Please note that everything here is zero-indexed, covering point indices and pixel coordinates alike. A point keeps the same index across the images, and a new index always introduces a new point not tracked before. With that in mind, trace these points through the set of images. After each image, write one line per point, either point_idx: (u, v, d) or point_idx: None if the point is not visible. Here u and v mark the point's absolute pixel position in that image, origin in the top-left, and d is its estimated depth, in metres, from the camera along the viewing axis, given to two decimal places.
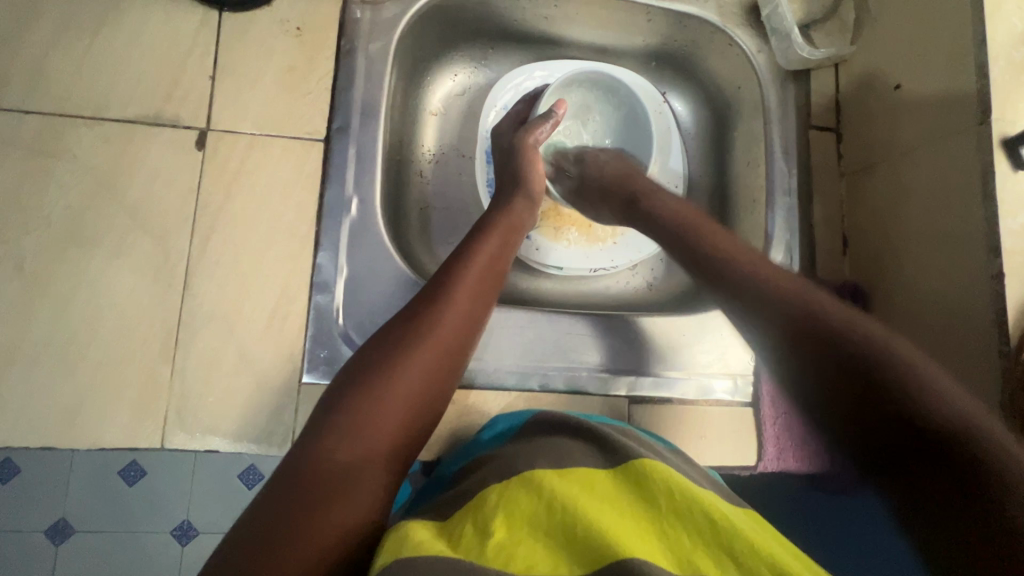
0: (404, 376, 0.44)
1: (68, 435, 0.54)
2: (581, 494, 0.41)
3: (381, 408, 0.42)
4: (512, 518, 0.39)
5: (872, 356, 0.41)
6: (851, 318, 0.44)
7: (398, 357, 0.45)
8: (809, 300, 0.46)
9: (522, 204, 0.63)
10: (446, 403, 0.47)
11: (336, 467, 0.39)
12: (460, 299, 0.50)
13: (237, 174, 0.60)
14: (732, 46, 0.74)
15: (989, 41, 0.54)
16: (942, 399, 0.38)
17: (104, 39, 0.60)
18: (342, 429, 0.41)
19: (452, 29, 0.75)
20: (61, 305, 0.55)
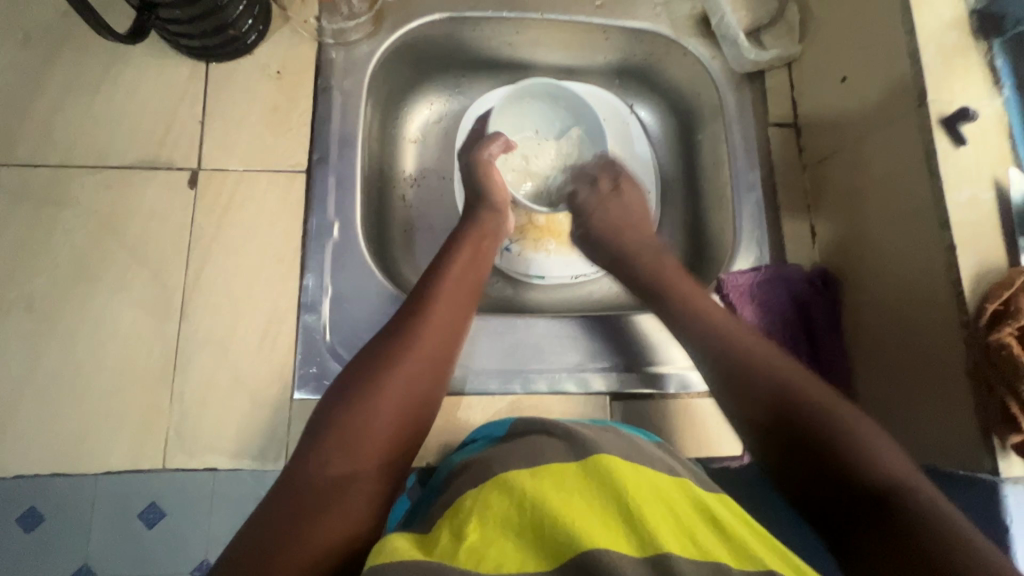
0: (389, 386, 0.48)
1: (75, 461, 0.57)
2: (551, 489, 0.42)
3: (368, 419, 0.45)
4: (486, 519, 0.41)
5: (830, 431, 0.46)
6: (810, 389, 0.50)
7: (381, 371, 0.48)
8: (780, 372, 0.51)
9: (481, 218, 0.66)
10: (431, 408, 0.50)
11: (326, 480, 0.42)
12: (437, 312, 0.54)
13: (227, 207, 0.65)
14: (687, 56, 0.78)
15: (918, 30, 0.57)
16: (882, 465, 0.44)
17: (104, 95, 0.66)
18: (332, 442, 0.44)
19: (424, 63, 0.80)
20: (68, 340, 0.59)
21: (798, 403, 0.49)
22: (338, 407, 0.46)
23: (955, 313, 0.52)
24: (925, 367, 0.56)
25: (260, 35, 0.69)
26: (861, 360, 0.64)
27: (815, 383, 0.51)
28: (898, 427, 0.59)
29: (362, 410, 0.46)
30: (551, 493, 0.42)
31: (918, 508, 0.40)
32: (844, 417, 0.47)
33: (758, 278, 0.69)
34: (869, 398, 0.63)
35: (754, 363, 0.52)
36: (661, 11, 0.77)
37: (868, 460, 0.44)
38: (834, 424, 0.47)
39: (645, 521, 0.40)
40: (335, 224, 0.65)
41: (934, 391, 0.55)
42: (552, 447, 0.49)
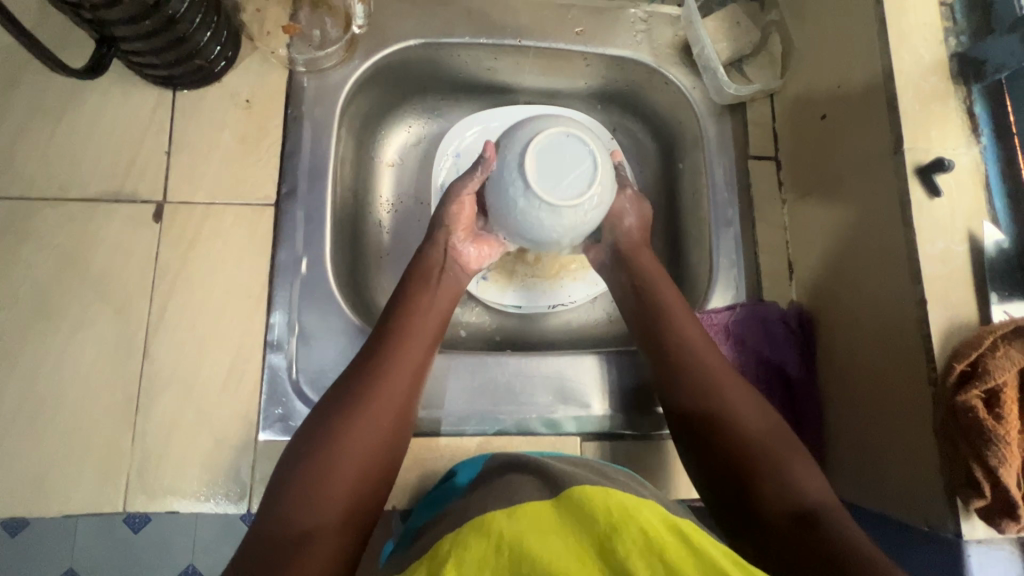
0: (349, 436, 0.50)
1: (34, 504, 0.56)
2: (529, 528, 0.41)
3: (330, 470, 0.48)
4: (462, 560, 0.39)
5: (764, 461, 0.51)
6: (758, 419, 0.54)
7: (340, 422, 0.51)
8: (737, 398, 0.55)
9: (441, 240, 0.64)
10: (399, 445, 0.54)
11: (294, 531, 0.45)
12: (394, 349, 0.56)
13: (193, 242, 0.63)
14: (669, 84, 0.76)
15: (896, 75, 0.56)
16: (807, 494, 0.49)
17: (68, 123, 0.65)
18: (301, 492, 0.47)
19: (401, 86, 0.79)
20: (27, 378, 0.58)
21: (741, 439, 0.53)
22: (304, 457, 0.49)
23: (924, 367, 0.51)
24: (893, 419, 0.55)
25: (228, 62, 0.67)
26: (832, 405, 0.64)
27: (761, 410, 0.55)
28: (867, 479, 0.58)
29: (323, 462, 0.48)
30: (529, 534, 0.40)
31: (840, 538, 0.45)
32: (774, 453, 0.52)
33: (734, 317, 0.69)
34: (840, 446, 0.62)
35: (712, 386, 0.56)
36: (642, 38, 0.76)
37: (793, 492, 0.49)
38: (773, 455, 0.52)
39: (615, 546, 0.39)
40: (303, 260, 0.64)
41: (902, 448, 0.54)
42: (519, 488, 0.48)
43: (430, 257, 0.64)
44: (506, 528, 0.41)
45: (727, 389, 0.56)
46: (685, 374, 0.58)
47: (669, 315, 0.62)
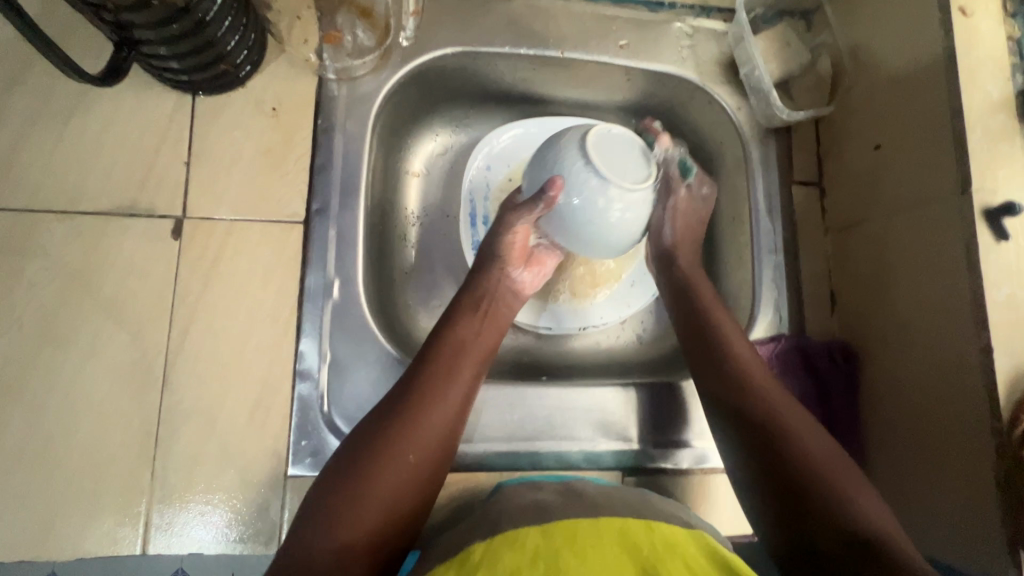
0: (381, 474, 0.48)
1: (44, 547, 0.52)
2: (563, 544, 0.42)
3: (357, 505, 0.46)
4: (494, 570, 0.40)
5: (817, 468, 0.49)
6: (804, 423, 0.52)
7: (372, 458, 0.48)
8: (780, 400, 0.53)
9: (493, 272, 0.63)
10: (436, 479, 0.51)
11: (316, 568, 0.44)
12: (434, 375, 0.54)
13: (215, 262, 0.59)
14: (712, 103, 0.74)
15: (965, 111, 0.54)
16: (868, 514, 0.46)
17: (76, 129, 0.59)
18: (326, 524, 0.45)
19: (432, 94, 0.74)
20: (33, 410, 0.54)
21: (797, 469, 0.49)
22: (335, 486, 0.47)
23: (987, 417, 0.50)
24: (949, 465, 0.54)
25: (253, 67, 0.62)
26: (877, 443, 0.62)
27: (809, 420, 0.53)
28: (916, 522, 0.57)
29: (352, 500, 0.46)
30: (564, 550, 0.41)
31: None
32: (833, 480, 0.48)
33: (778, 348, 0.67)
34: (885, 484, 0.61)
35: (757, 385, 0.54)
36: (687, 54, 0.73)
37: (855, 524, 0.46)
38: (828, 463, 0.49)
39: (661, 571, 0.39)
40: (335, 283, 0.60)
41: (961, 496, 0.53)
42: (563, 514, 0.48)
43: (481, 285, 0.62)
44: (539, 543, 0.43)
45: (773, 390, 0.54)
46: (728, 372, 0.56)
47: (715, 324, 0.60)
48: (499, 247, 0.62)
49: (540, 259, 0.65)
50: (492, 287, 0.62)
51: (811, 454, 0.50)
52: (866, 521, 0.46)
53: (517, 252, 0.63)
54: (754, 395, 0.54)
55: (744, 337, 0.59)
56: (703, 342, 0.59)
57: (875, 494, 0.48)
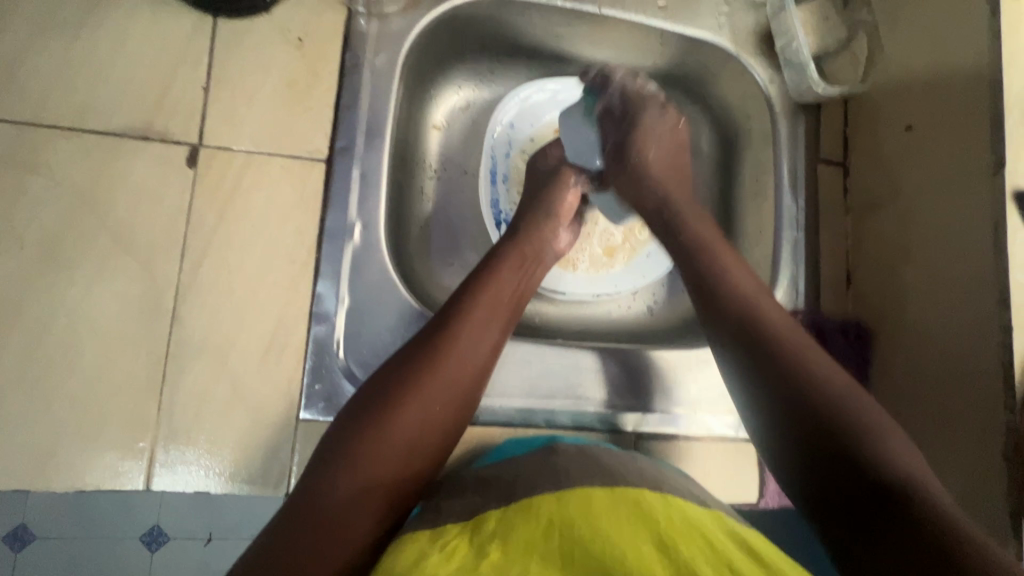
0: (409, 414, 0.47)
1: (41, 477, 0.50)
2: (579, 515, 0.41)
3: (379, 443, 0.46)
4: (508, 543, 0.40)
5: (842, 415, 0.45)
6: (815, 352, 0.49)
7: (401, 397, 0.47)
8: (807, 352, 0.49)
9: (540, 226, 0.64)
10: (458, 432, 0.51)
11: (331, 501, 0.43)
12: (467, 326, 0.52)
13: (232, 194, 0.56)
14: (744, 75, 0.73)
15: (1005, 92, 0.54)
16: (895, 459, 0.42)
17: (86, 41, 0.55)
18: (344, 465, 0.45)
19: (461, 42, 0.71)
20: (34, 335, 0.51)
21: (822, 402, 0.45)
22: (356, 428, 0.46)
23: (1000, 395, 0.52)
24: (959, 441, 0.55)
25: None
26: None
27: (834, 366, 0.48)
28: None
29: (375, 438, 0.46)
30: (580, 522, 0.41)
31: (933, 512, 0.38)
32: (859, 412, 0.45)
33: None
34: None
35: (781, 339, 0.49)
36: (724, 22, 0.72)
37: (882, 459, 0.42)
38: (853, 408, 0.45)
39: (680, 548, 0.38)
40: (356, 226, 0.58)
41: (967, 469, 0.54)
42: (580, 475, 0.47)
43: (525, 244, 0.62)
44: (553, 513, 0.42)
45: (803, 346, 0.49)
46: (750, 322, 0.51)
47: (718, 265, 0.56)
48: (546, 202, 0.65)
49: (576, 226, 0.68)
50: (535, 246, 0.62)
51: (835, 404, 0.45)
52: (894, 467, 0.42)
53: (567, 213, 0.66)
54: (774, 348, 0.49)
55: (761, 288, 0.54)
56: (725, 310, 0.53)
57: (908, 443, 0.45)
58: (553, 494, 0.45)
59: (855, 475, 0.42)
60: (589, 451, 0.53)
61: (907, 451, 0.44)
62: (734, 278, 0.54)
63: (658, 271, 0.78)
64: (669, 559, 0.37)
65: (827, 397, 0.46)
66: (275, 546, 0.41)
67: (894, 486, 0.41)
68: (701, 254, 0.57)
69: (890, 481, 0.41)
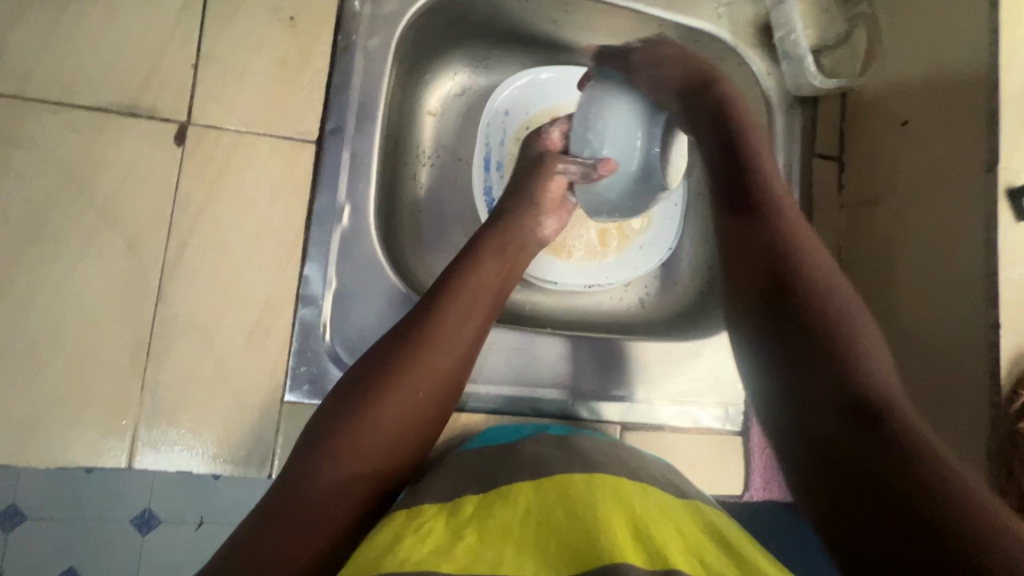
0: (390, 404, 0.47)
1: (24, 453, 0.50)
2: (557, 506, 0.42)
3: (360, 433, 0.45)
4: (485, 528, 0.40)
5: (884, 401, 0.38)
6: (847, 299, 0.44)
7: (383, 387, 0.47)
8: (831, 284, 0.44)
9: (530, 215, 0.63)
10: (440, 421, 0.50)
11: (312, 491, 0.43)
12: (450, 316, 0.52)
13: (220, 174, 0.56)
14: (742, 66, 0.72)
15: (1001, 88, 0.53)
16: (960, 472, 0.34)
17: (75, 14, 0.54)
18: (324, 454, 0.44)
19: (457, 27, 0.70)
20: (17, 310, 0.51)
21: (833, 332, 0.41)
22: (337, 416, 0.46)
23: (985, 393, 0.52)
24: (944, 436, 0.55)
25: None
26: None
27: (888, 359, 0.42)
28: None
29: (357, 428, 0.45)
30: (558, 514, 0.41)
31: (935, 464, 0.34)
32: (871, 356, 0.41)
33: None
34: None
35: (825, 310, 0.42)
36: (723, 13, 0.71)
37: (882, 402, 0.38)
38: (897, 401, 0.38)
39: (652, 534, 0.38)
40: (345, 209, 0.58)
41: None
42: (561, 463, 0.47)
43: (509, 234, 0.61)
44: (533, 501, 0.42)
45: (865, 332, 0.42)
46: (782, 240, 0.46)
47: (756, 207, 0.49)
48: (529, 188, 0.63)
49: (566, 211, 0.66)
50: (519, 236, 0.62)
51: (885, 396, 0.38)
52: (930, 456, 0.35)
53: (550, 200, 0.63)
54: (807, 301, 0.43)
55: (831, 258, 0.47)
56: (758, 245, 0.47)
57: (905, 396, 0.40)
58: (533, 482, 0.45)
59: (877, 489, 0.34)
60: (569, 440, 0.53)
61: (947, 448, 0.38)
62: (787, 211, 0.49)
63: (650, 262, 0.77)
64: (640, 543, 0.37)
65: (823, 315, 0.42)
66: (257, 538, 0.41)
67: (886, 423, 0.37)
68: (755, 214, 0.48)
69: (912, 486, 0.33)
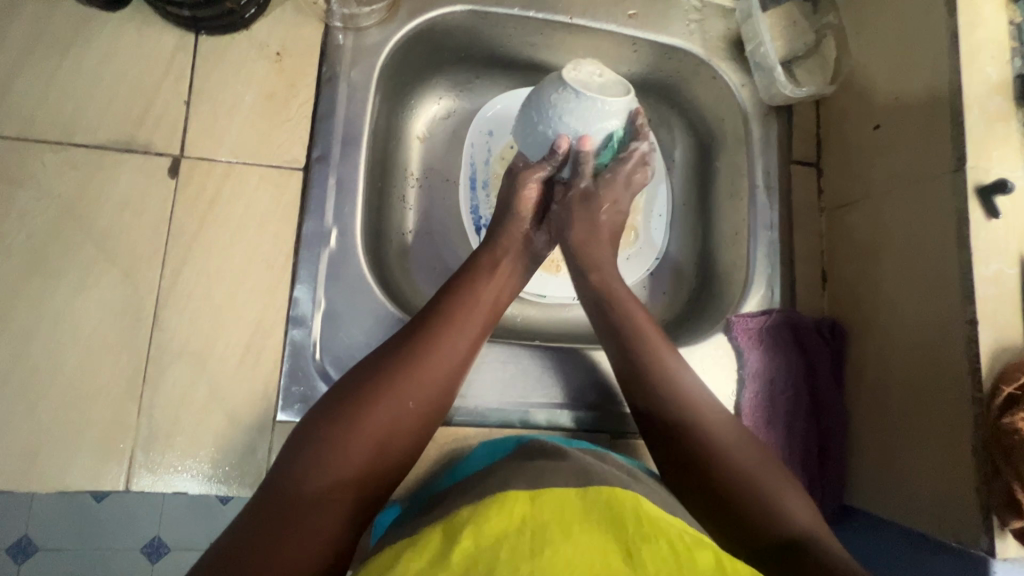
0: (379, 408, 0.48)
1: (25, 479, 0.51)
2: (551, 517, 0.41)
3: (349, 436, 0.46)
4: (479, 532, 0.40)
5: (741, 476, 0.50)
6: (715, 420, 0.54)
7: (373, 392, 0.48)
8: (698, 401, 0.55)
9: (515, 230, 0.64)
10: (429, 434, 0.52)
11: (299, 493, 0.44)
12: (445, 332, 0.53)
13: (211, 203, 0.58)
14: (717, 79, 0.74)
15: (964, 90, 0.55)
16: (791, 516, 0.47)
17: (74, 59, 0.58)
18: (314, 460, 0.45)
19: (439, 54, 0.73)
20: (20, 339, 0.53)
21: (719, 467, 0.51)
22: (329, 424, 0.47)
23: (967, 390, 0.52)
24: (934, 437, 0.55)
25: (260, 10, 0.61)
26: (859, 419, 0.64)
27: (733, 421, 0.55)
28: (894, 487, 0.59)
29: (347, 431, 0.46)
30: (551, 523, 0.40)
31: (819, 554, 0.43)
32: (736, 453, 0.52)
33: (767, 323, 0.67)
34: (866, 456, 0.62)
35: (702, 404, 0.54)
36: (695, 29, 0.73)
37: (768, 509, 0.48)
38: (743, 475, 0.50)
39: (644, 550, 0.38)
40: (332, 232, 0.60)
41: (942, 465, 0.54)
42: (554, 477, 0.47)
43: (499, 251, 0.62)
44: (528, 510, 0.42)
45: (713, 426, 0.53)
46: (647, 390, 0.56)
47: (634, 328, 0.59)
48: (515, 202, 0.65)
49: (553, 224, 0.67)
50: (509, 251, 0.63)
51: (726, 469, 0.51)
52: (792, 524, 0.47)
53: (531, 209, 0.66)
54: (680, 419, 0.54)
55: (678, 355, 0.58)
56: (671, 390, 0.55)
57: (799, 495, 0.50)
58: (527, 493, 0.44)
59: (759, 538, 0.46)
60: (558, 453, 0.52)
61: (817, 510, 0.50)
62: (636, 326, 0.59)
63: (637, 273, 0.78)
64: (632, 560, 0.37)
65: (700, 453, 0.52)
66: (241, 543, 0.41)
67: (788, 539, 0.46)
68: (608, 303, 0.62)
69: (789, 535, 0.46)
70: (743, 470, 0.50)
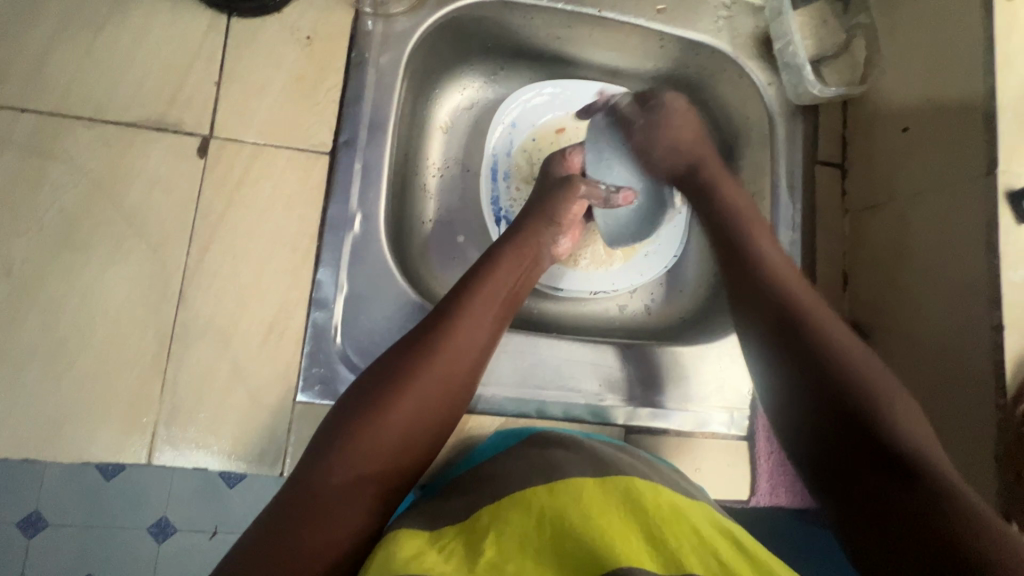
0: (403, 400, 0.48)
1: (50, 449, 0.52)
2: (571, 508, 0.41)
3: (376, 432, 0.47)
4: (503, 538, 0.40)
5: (848, 385, 0.49)
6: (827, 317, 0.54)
7: (395, 385, 0.49)
8: (812, 305, 0.55)
9: (547, 227, 0.66)
10: (452, 426, 0.52)
11: (330, 488, 0.44)
12: (465, 322, 0.54)
13: (239, 183, 0.59)
14: (743, 77, 0.74)
15: (998, 94, 0.54)
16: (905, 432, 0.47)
17: (108, 37, 0.59)
18: (339, 452, 0.46)
19: (466, 43, 0.73)
20: (49, 311, 0.54)
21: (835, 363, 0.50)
22: (351, 417, 0.47)
23: (991, 394, 0.52)
24: (954, 442, 0.55)
25: None
26: None
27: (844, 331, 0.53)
28: None
29: (371, 428, 0.47)
30: (573, 516, 0.40)
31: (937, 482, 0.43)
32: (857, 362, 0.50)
33: None
34: None
35: (811, 317, 0.53)
36: (723, 25, 0.73)
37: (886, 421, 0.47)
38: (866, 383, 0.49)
39: (668, 540, 0.38)
40: (357, 217, 0.61)
41: (958, 467, 0.54)
42: (573, 465, 0.47)
43: (519, 241, 0.63)
44: (547, 505, 0.42)
45: (829, 329, 0.53)
46: (774, 292, 0.56)
47: (755, 247, 0.60)
48: (557, 203, 0.67)
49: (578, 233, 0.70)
50: (531, 243, 0.64)
51: (849, 374, 0.50)
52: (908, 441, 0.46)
53: (570, 221, 0.68)
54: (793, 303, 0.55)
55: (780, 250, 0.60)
56: (764, 294, 0.56)
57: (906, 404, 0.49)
58: (546, 484, 0.45)
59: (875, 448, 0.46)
60: (578, 444, 0.53)
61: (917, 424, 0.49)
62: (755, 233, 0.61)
63: (654, 270, 0.78)
64: (659, 552, 0.37)
65: (827, 354, 0.51)
66: (273, 535, 0.41)
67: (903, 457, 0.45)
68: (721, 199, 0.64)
69: (899, 452, 0.46)
70: (860, 377, 0.50)
